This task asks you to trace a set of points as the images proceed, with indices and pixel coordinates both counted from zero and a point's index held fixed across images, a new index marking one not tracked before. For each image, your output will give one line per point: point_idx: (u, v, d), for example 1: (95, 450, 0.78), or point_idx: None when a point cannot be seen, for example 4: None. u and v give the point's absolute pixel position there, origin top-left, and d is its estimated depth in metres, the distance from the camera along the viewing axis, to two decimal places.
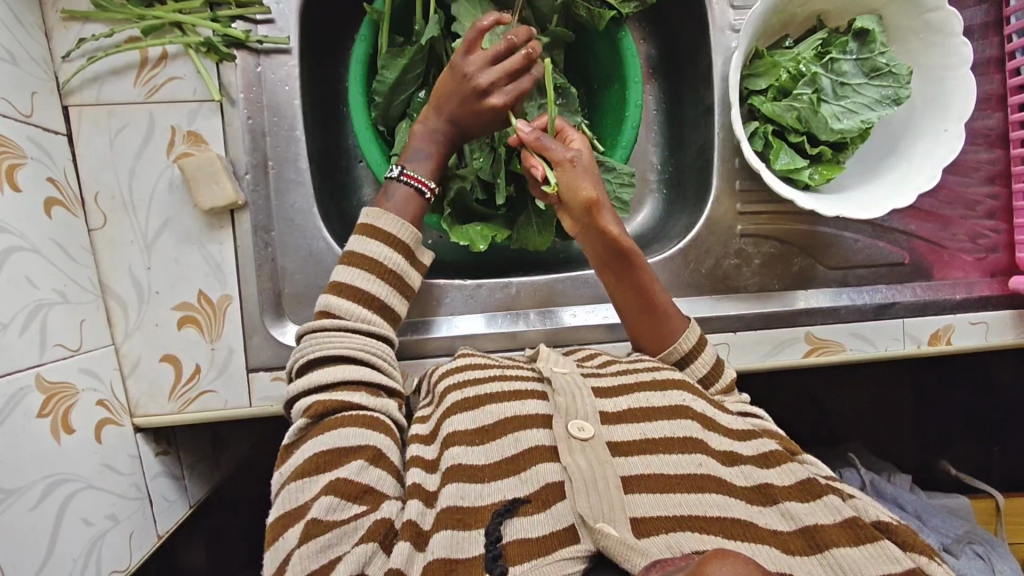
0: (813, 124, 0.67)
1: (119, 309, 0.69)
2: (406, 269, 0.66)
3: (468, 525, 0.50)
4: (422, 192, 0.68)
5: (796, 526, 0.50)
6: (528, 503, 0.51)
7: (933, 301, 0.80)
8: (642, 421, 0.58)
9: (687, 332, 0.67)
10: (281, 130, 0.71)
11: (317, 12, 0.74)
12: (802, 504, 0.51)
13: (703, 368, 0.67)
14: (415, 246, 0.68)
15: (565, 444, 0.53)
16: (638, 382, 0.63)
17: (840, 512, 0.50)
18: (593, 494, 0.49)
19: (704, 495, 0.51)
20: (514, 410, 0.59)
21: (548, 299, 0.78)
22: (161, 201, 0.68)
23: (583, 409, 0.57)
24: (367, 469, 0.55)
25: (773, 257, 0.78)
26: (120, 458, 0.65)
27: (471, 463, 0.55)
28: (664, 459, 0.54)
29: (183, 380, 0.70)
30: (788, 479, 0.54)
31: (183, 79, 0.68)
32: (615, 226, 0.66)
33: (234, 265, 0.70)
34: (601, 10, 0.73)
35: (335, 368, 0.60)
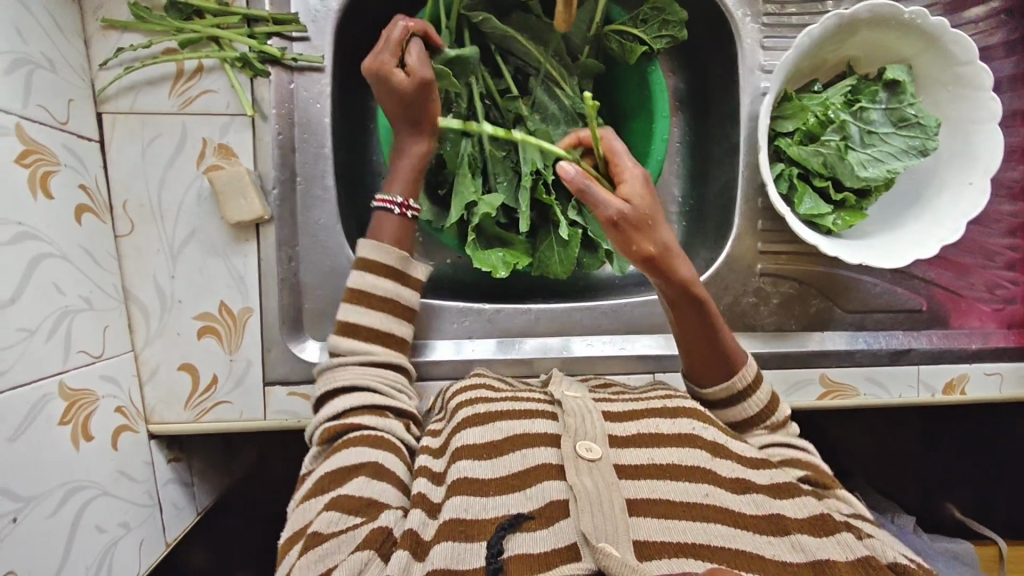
0: (839, 171, 0.67)
1: (141, 316, 0.69)
2: (396, 291, 0.68)
3: (471, 537, 0.50)
4: (392, 209, 0.69)
5: (806, 560, 0.50)
6: (532, 518, 0.51)
7: (949, 350, 0.80)
8: (648, 446, 0.58)
9: (742, 377, 0.65)
10: (309, 147, 0.72)
11: (350, 31, 0.74)
12: (814, 538, 0.52)
13: (754, 411, 0.65)
14: (404, 267, 0.69)
15: (573, 464, 0.54)
16: (647, 408, 0.63)
17: (853, 551, 0.51)
18: (599, 515, 0.50)
19: (708, 525, 0.52)
20: (523, 428, 0.60)
21: (566, 326, 0.79)
22: (189, 211, 0.69)
23: (592, 430, 0.57)
24: (369, 484, 0.55)
25: (791, 297, 0.78)
26: (134, 465, 0.66)
27: (476, 476, 0.55)
28: (668, 484, 0.55)
29: (200, 389, 0.71)
30: (801, 512, 0.54)
31: (217, 93, 0.69)
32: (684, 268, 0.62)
33: (257, 278, 0.71)
34: (633, 45, 0.74)
35: (336, 400, 0.62)
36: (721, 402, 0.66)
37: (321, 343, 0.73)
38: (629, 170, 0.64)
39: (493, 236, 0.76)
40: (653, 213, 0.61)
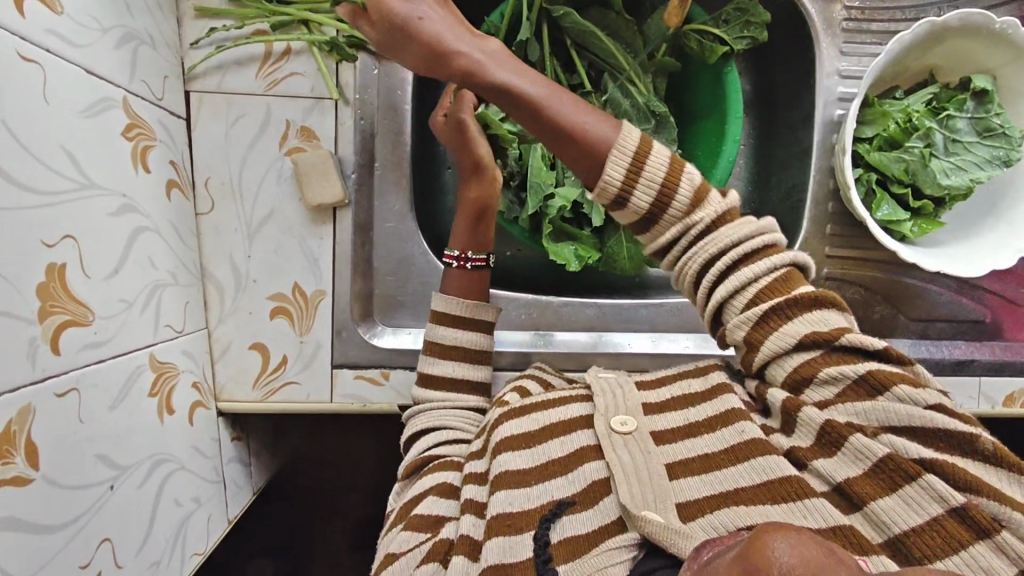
0: (920, 178, 0.68)
1: (216, 293, 0.70)
2: (465, 338, 0.69)
3: (519, 529, 0.51)
4: (453, 263, 0.71)
5: (830, 487, 0.46)
6: (575, 502, 0.52)
7: (1012, 362, 0.79)
8: (684, 408, 0.57)
9: (611, 162, 0.50)
10: (389, 133, 0.72)
11: None
12: (829, 460, 0.47)
13: (648, 198, 0.51)
14: (471, 314, 0.69)
15: (608, 440, 0.54)
16: (677, 372, 0.62)
17: (868, 457, 0.45)
18: (638, 484, 0.49)
19: (749, 463, 0.49)
20: (556, 415, 0.60)
21: (624, 323, 0.79)
22: (269, 192, 0.70)
23: (625, 404, 0.57)
24: (436, 502, 0.59)
25: (856, 302, 0.79)
26: (206, 441, 0.67)
27: (515, 467, 0.56)
28: (705, 438, 0.52)
29: (270, 369, 0.71)
30: (809, 436, 0.48)
31: (304, 76, 0.69)
32: (466, 56, 0.51)
33: (331, 261, 0.71)
34: (714, 45, 0.74)
35: (416, 437, 0.68)
36: (637, 224, 0.53)
37: (391, 330, 0.74)
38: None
39: (563, 231, 0.76)
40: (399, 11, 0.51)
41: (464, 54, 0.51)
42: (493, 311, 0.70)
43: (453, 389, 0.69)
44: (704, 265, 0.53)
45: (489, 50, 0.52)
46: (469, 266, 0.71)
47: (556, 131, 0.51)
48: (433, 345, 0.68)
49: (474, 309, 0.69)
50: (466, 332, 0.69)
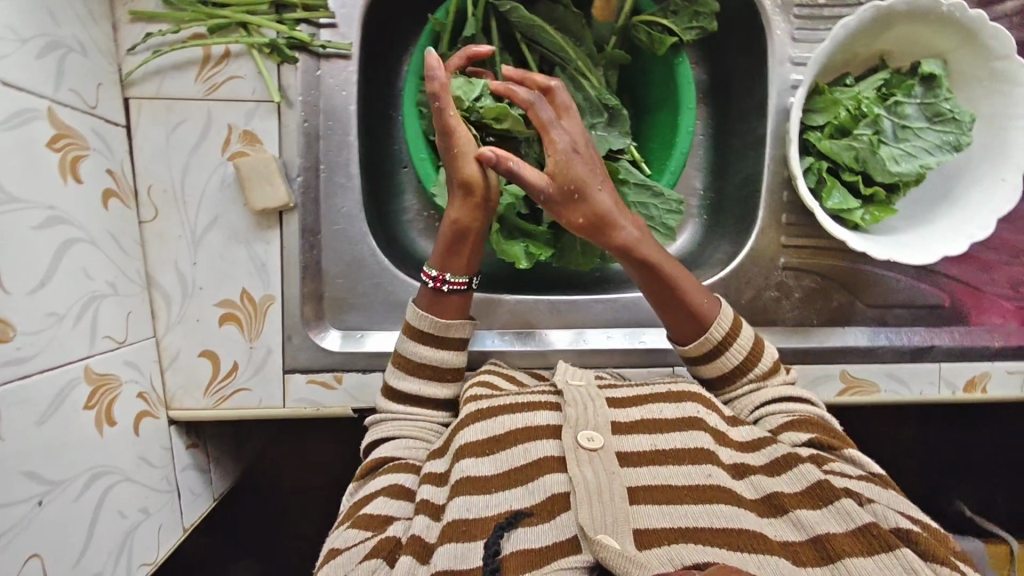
0: (870, 165, 0.67)
1: (162, 302, 0.69)
2: (437, 355, 0.68)
3: (473, 536, 0.53)
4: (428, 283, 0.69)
5: (807, 536, 0.53)
6: (531, 515, 0.54)
7: (971, 347, 0.80)
8: (653, 433, 0.61)
9: (716, 328, 0.68)
10: (334, 135, 0.71)
11: (376, 17, 0.74)
12: (814, 512, 0.54)
13: (735, 360, 0.68)
14: (440, 330, 0.68)
15: (574, 454, 0.57)
16: (651, 394, 0.66)
17: (852, 520, 0.52)
18: (597, 505, 0.52)
19: (713, 506, 0.54)
20: (522, 421, 0.61)
21: (591, 320, 0.79)
22: (212, 198, 0.69)
23: (594, 418, 0.60)
24: (387, 502, 0.59)
25: (813, 291, 0.79)
26: (154, 451, 0.67)
27: (479, 474, 0.58)
28: (672, 470, 0.58)
29: (221, 376, 0.71)
30: (800, 484, 0.57)
31: (244, 79, 0.68)
32: (627, 232, 0.67)
33: (279, 266, 0.70)
34: (663, 36, 0.73)
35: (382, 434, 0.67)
36: (715, 379, 0.69)
37: (341, 333, 0.73)
38: (549, 119, 0.65)
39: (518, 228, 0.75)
40: (582, 183, 0.65)
41: (620, 229, 0.66)
42: (464, 329, 0.69)
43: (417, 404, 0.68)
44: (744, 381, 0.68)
45: (641, 230, 0.68)
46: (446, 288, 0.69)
47: (670, 298, 0.68)
48: (401, 358, 0.68)
49: (442, 326, 0.68)
50: (436, 351, 0.68)
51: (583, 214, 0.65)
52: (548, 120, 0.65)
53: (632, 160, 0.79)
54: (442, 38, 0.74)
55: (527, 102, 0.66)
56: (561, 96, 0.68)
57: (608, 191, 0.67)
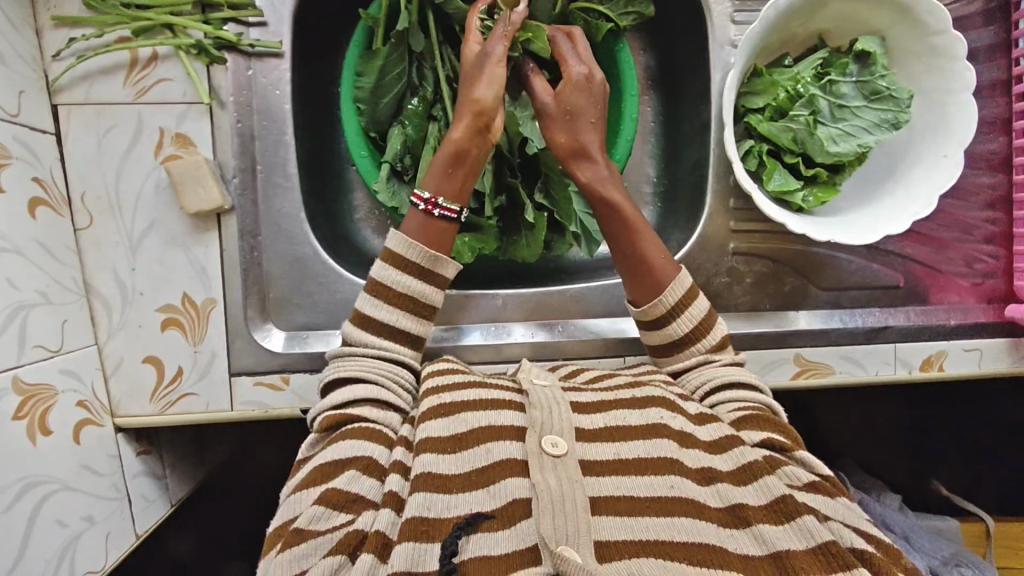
0: (809, 146, 0.66)
1: (102, 308, 0.69)
2: (423, 291, 0.66)
3: (432, 538, 0.50)
4: (419, 206, 0.67)
5: (767, 552, 0.51)
6: (492, 518, 0.51)
7: (927, 326, 0.79)
8: (619, 439, 0.59)
9: (674, 285, 0.67)
10: (270, 134, 0.70)
11: (312, 14, 0.73)
12: (776, 528, 0.52)
13: (687, 327, 0.68)
14: (432, 264, 0.66)
15: (537, 460, 0.54)
16: (617, 399, 0.64)
17: (813, 538, 0.51)
18: (559, 516, 0.50)
19: (672, 519, 0.52)
20: (487, 420, 0.59)
21: (549, 313, 0.79)
22: (148, 202, 0.68)
23: (558, 424, 0.58)
24: (358, 479, 0.55)
25: (765, 276, 0.78)
26: (99, 459, 0.66)
27: (440, 471, 0.55)
28: (633, 480, 0.55)
29: (165, 382, 0.70)
30: (762, 497, 0.54)
31: (173, 81, 0.67)
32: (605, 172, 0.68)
33: (219, 268, 0.70)
34: (599, 22, 0.72)
35: (354, 387, 0.63)
36: (664, 347, 0.70)
37: (286, 334, 0.73)
38: (573, 53, 0.69)
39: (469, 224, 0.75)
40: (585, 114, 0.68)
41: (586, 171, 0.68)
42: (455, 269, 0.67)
43: (394, 341, 0.65)
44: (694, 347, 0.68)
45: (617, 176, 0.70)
46: (437, 216, 0.67)
47: (628, 245, 0.68)
48: (385, 288, 0.65)
49: (438, 260, 0.66)
50: (423, 284, 0.66)
51: (561, 144, 0.68)
52: (572, 53, 0.68)
53: None
54: (376, 33, 0.73)
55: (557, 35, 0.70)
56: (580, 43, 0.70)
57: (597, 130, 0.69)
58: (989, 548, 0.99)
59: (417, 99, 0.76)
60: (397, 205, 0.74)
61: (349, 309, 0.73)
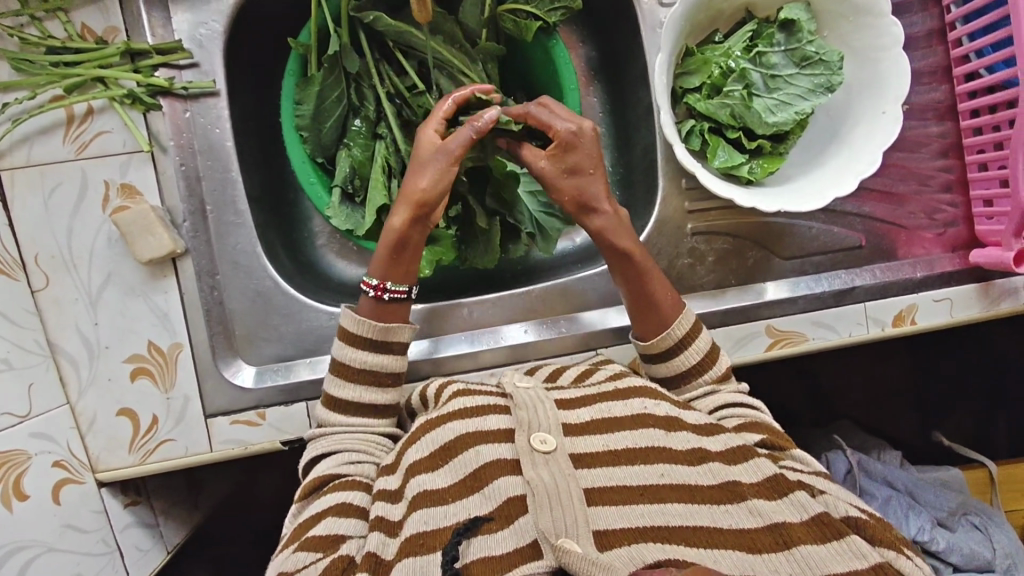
0: (748, 120, 0.67)
1: (70, 367, 0.69)
2: (378, 362, 0.65)
3: (430, 547, 0.52)
4: (366, 291, 0.66)
5: (764, 523, 0.52)
6: (491, 520, 0.52)
7: (893, 282, 0.79)
8: (606, 433, 0.59)
9: (681, 319, 0.67)
10: (215, 173, 0.71)
11: (243, 49, 0.73)
12: (769, 502, 0.54)
13: (693, 359, 0.67)
14: (384, 334, 0.65)
15: (529, 458, 0.55)
16: (599, 393, 0.64)
17: (807, 509, 0.53)
18: (556, 509, 0.50)
19: (664, 505, 0.53)
20: (474, 426, 0.60)
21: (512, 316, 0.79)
22: (101, 255, 0.69)
23: (545, 421, 0.58)
24: (338, 521, 0.57)
25: (726, 252, 0.78)
26: (82, 516, 0.67)
27: (435, 488, 0.57)
28: (626, 471, 0.56)
29: (142, 432, 0.70)
30: (755, 475, 0.56)
31: (111, 133, 0.68)
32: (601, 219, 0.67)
33: (182, 312, 0.70)
34: (527, 22, 0.72)
35: (331, 460, 0.63)
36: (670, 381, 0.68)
37: (255, 369, 0.73)
38: (546, 117, 0.65)
39: None
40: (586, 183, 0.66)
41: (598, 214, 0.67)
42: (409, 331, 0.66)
43: (361, 414, 0.65)
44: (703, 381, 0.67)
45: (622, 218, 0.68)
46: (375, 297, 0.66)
47: (630, 282, 0.68)
48: (342, 366, 0.65)
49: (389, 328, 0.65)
50: (378, 355, 0.65)
51: (568, 196, 0.66)
52: (546, 117, 0.64)
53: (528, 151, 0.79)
54: (309, 60, 0.73)
55: (522, 113, 0.66)
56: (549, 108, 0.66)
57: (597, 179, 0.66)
58: (993, 493, 1.00)
59: (359, 119, 0.77)
60: (352, 226, 0.74)
61: (316, 338, 0.74)
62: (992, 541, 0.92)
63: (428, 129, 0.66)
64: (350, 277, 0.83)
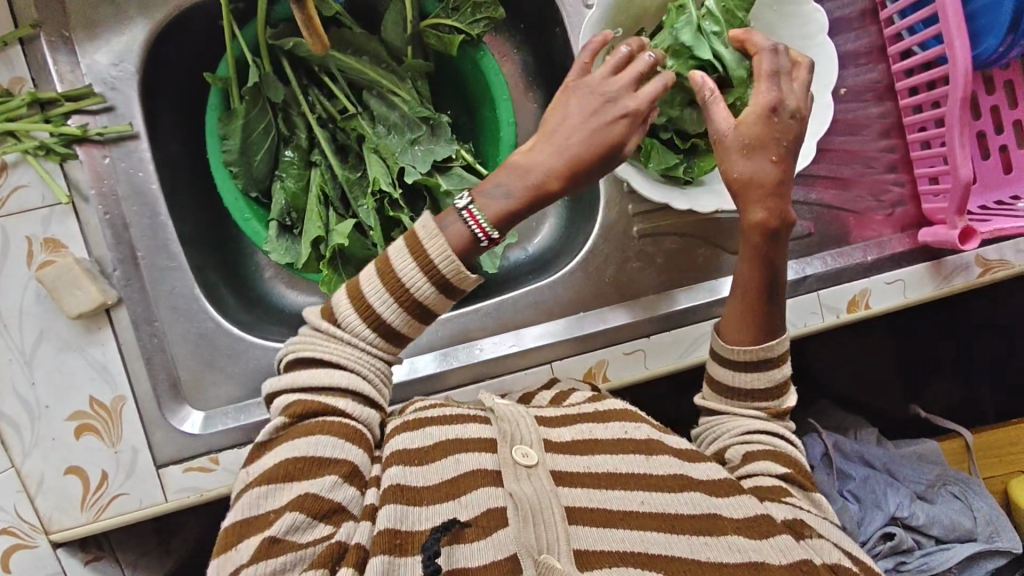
0: (680, 117, 0.66)
1: (11, 430, 0.67)
2: (437, 302, 0.56)
3: (405, 550, 0.49)
4: (479, 234, 0.55)
5: (744, 560, 0.50)
6: (468, 528, 0.50)
7: (845, 268, 0.78)
8: (587, 454, 0.57)
9: (779, 342, 0.61)
10: (143, 218, 0.69)
11: (162, 87, 0.71)
12: (751, 540, 0.52)
13: (765, 383, 0.61)
14: (457, 282, 0.55)
15: (510, 470, 0.52)
16: (579, 414, 0.63)
17: (788, 554, 0.51)
18: (540, 525, 0.48)
19: (644, 533, 0.51)
20: (456, 433, 0.58)
21: (459, 337, 0.76)
22: (31, 313, 0.67)
23: (529, 434, 0.55)
24: (340, 486, 0.52)
25: (675, 252, 0.77)
26: None
27: (409, 484, 0.53)
28: (605, 494, 0.54)
29: (92, 489, 0.68)
30: (742, 513, 0.54)
31: (29, 187, 0.66)
32: (761, 211, 0.56)
33: (121, 363, 0.69)
34: (450, 36, 0.72)
35: (335, 377, 0.55)
36: (729, 386, 0.62)
37: (204, 414, 0.71)
38: (765, 71, 0.56)
39: (363, 261, 0.73)
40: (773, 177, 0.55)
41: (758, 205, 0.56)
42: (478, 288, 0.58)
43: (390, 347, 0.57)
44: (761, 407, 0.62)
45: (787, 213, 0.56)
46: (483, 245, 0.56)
47: (766, 275, 0.59)
48: (401, 284, 0.54)
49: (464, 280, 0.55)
50: (438, 299, 0.56)
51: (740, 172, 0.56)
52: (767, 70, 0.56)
53: (466, 164, 0.76)
54: (230, 93, 0.71)
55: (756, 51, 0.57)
56: (767, 61, 0.56)
57: (777, 167, 0.55)
58: (971, 463, 1.00)
59: (291, 149, 0.75)
60: (292, 259, 0.72)
61: (264, 376, 0.72)
62: (972, 509, 0.93)
63: (596, 74, 0.58)
64: (301, 307, 0.81)
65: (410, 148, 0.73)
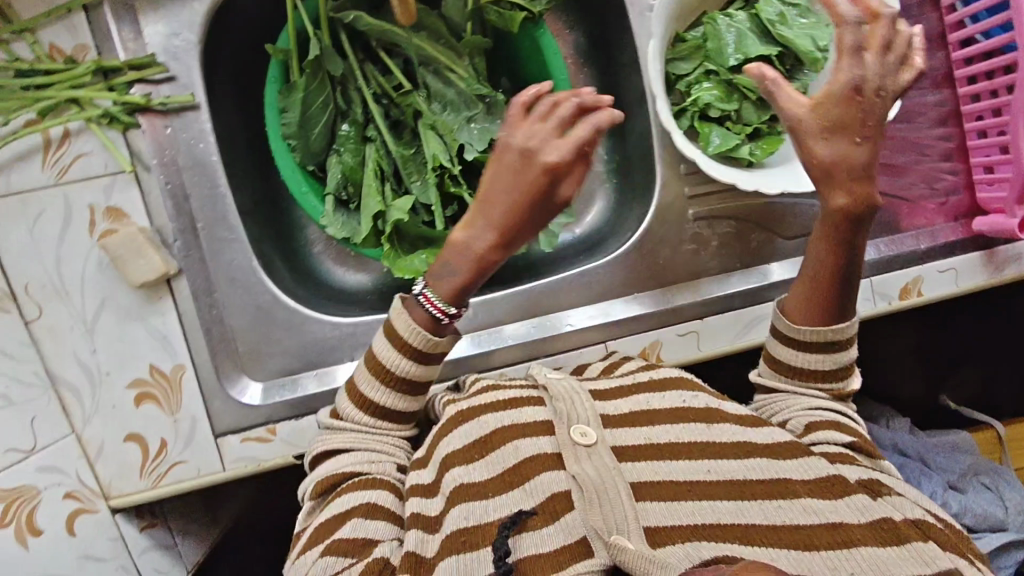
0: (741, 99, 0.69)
1: (73, 398, 0.67)
2: (419, 373, 0.58)
3: (474, 545, 0.50)
4: (437, 315, 0.57)
5: (821, 521, 0.50)
6: (534, 515, 0.50)
7: (898, 255, 0.78)
8: (643, 425, 0.58)
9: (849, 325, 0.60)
10: (202, 189, 0.69)
11: (221, 57, 0.71)
12: (825, 501, 0.51)
13: (830, 365, 0.62)
14: (430, 352, 0.57)
15: (571, 451, 0.53)
16: (636, 385, 0.63)
17: (866, 513, 0.50)
18: (606, 506, 0.49)
19: (715, 502, 0.52)
20: (511, 418, 0.58)
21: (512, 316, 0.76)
22: (93, 282, 0.67)
23: (584, 413, 0.56)
24: (364, 523, 0.54)
25: (730, 236, 0.77)
26: (98, 545, 0.69)
27: (471, 480, 0.55)
28: (675, 464, 0.55)
29: (151, 456, 0.69)
30: (808, 475, 0.54)
31: (91, 155, 0.66)
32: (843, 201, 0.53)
33: (181, 333, 0.69)
34: (512, 13, 0.71)
35: (341, 458, 0.59)
36: (787, 364, 0.63)
37: (261, 387, 0.71)
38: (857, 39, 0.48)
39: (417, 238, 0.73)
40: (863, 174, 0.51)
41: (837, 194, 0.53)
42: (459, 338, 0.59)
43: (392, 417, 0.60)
44: (827, 380, 0.62)
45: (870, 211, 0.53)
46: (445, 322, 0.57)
47: (843, 262, 0.58)
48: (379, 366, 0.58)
49: (435, 351, 0.57)
50: (419, 368, 0.58)
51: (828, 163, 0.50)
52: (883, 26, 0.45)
53: None
54: (290, 66, 0.71)
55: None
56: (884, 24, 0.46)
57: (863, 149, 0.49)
58: (1003, 451, 1.02)
59: (347, 124, 0.75)
60: (348, 235, 0.72)
61: (320, 349, 0.72)
62: (1004, 498, 0.94)
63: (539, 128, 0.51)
64: (351, 283, 0.82)
65: (466, 125, 0.73)
